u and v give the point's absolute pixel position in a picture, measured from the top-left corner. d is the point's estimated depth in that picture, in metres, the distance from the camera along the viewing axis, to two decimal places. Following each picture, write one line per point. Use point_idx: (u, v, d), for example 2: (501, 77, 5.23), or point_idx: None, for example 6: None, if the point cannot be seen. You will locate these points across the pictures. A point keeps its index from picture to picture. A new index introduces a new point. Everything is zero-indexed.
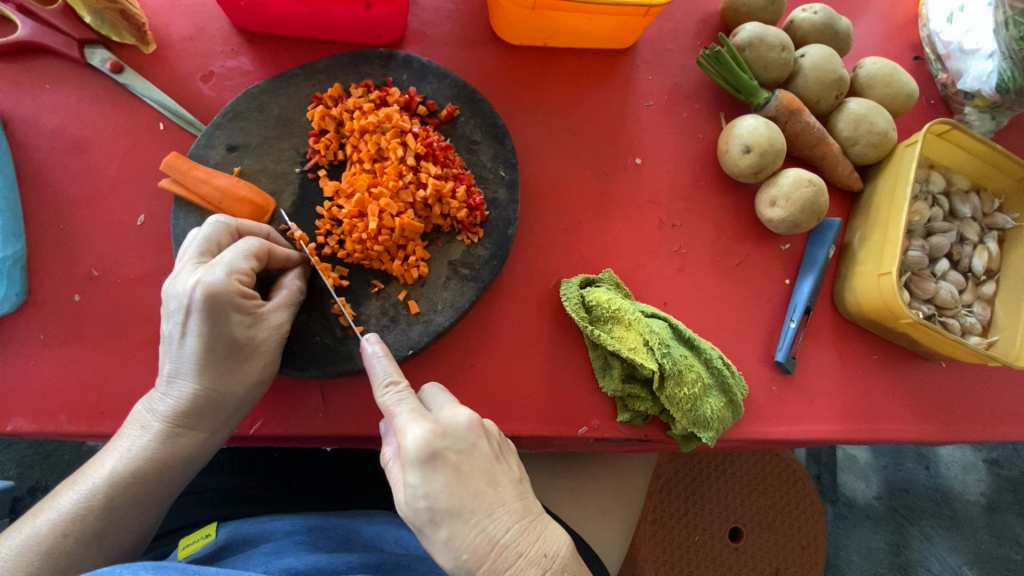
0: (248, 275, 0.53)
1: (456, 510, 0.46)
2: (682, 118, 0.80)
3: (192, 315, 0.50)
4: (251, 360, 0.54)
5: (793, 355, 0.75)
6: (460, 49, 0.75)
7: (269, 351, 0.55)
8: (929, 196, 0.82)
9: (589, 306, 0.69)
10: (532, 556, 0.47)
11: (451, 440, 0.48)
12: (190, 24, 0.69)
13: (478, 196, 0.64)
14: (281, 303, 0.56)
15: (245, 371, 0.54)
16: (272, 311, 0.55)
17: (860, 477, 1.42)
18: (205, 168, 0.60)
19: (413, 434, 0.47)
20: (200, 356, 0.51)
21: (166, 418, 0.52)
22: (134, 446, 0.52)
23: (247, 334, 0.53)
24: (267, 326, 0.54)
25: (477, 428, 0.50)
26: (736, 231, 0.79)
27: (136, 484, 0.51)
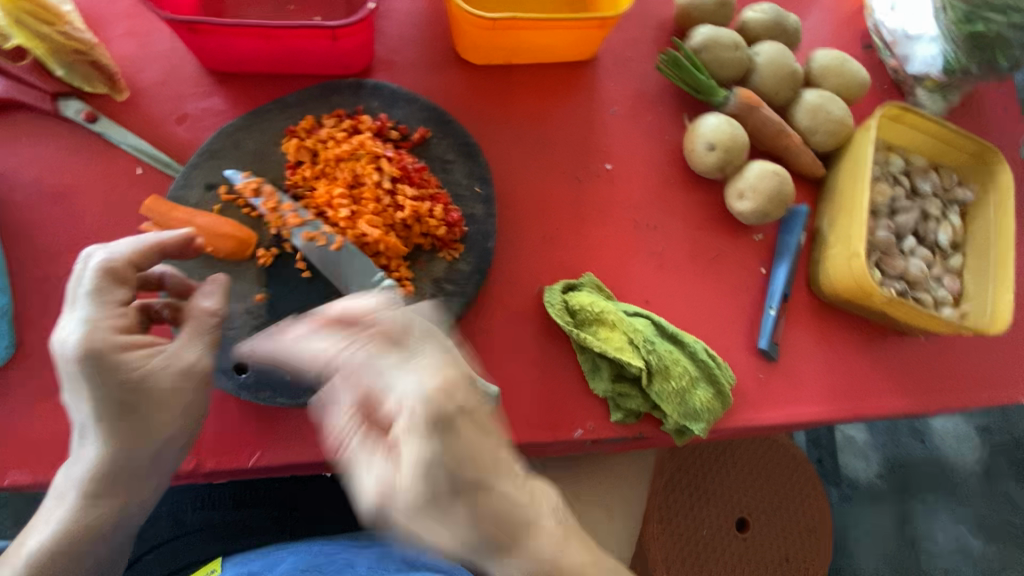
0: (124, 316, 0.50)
1: (367, 468, 0.47)
2: (648, 122, 0.83)
3: (75, 375, 0.47)
4: (159, 409, 0.51)
5: (775, 341, 0.78)
6: (428, 73, 0.78)
7: (179, 391, 0.51)
8: (890, 177, 0.85)
9: (573, 311, 0.71)
10: (424, 533, 0.47)
11: (397, 424, 0.46)
12: (161, 70, 0.70)
13: (455, 213, 0.66)
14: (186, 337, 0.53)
15: (153, 421, 0.51)
16: (178, 349, 0.52)
17: (860, 457, 1.44)
18: (185, 208, 0.61)
19: (365, 389, 0.47)
20: (95, 413, 0.49)
21: (83, 480, 0.51)
22: (55, 519, 0.52)
23: (144, 382, 0.49)
24: (169, 367, 0.51)
25: (435, 421, 0.45)
26: (709, 226, 0.81)
27: (68, 551, 0.52)
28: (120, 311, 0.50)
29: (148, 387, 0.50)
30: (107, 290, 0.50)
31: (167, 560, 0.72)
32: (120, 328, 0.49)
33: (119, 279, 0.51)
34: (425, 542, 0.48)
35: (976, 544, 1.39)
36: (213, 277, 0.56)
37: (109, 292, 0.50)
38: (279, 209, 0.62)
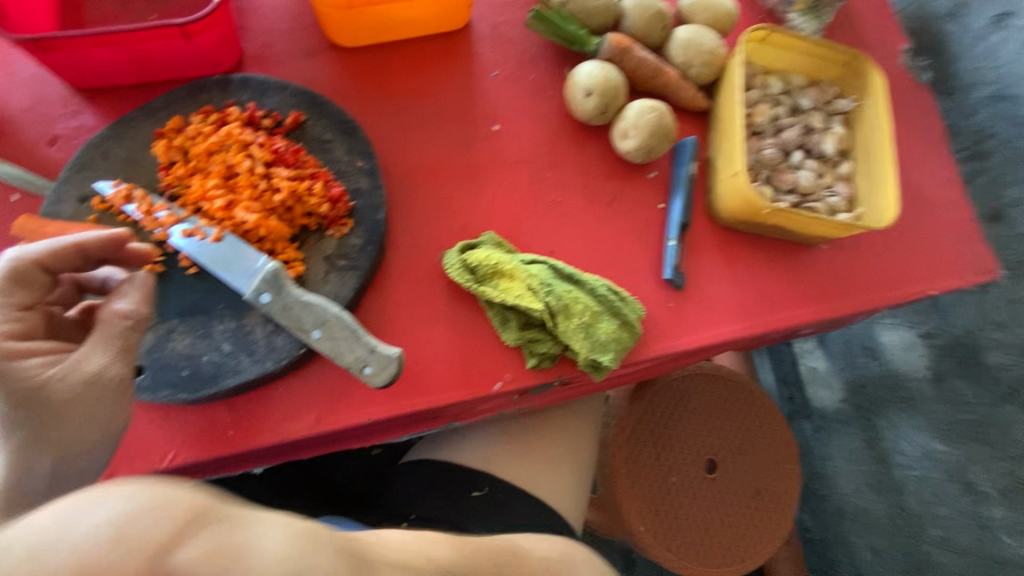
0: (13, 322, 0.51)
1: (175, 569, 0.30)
2: (530, 79, 0.85)
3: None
4: (61, 419, 0.49)
5: (680, 270, 0.80)
6: (303, 63, 0.79)
7: (81, 400, 0.50)
8: (770, 98, 0.88)
9: (473, 268, 0.73)
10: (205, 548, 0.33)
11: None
12: (28, 96, 0.70)
13: (336, 189, 0.67)
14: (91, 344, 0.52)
15: (52, 433, 0.48)
16: (79, 356, 0.51)
17: (824, 387, 1.59)
18: (58, 223, 0.61)
19: None
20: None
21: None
22: None
23: (41, 391, 0.48)
24: (68, 375, 0.50)
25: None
26: (604, 171, 0.83)
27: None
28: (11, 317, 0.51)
29: (42, 395, 0.48)
30: (9, 297, 0.51)
31: None
32: (13, 336, 0.50)
33: (27, 284, 0.52)
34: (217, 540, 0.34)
35: (939, 448, 1.24)
36: (129, 278, 0.55)
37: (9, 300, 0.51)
38: (153, 211, 0.63)
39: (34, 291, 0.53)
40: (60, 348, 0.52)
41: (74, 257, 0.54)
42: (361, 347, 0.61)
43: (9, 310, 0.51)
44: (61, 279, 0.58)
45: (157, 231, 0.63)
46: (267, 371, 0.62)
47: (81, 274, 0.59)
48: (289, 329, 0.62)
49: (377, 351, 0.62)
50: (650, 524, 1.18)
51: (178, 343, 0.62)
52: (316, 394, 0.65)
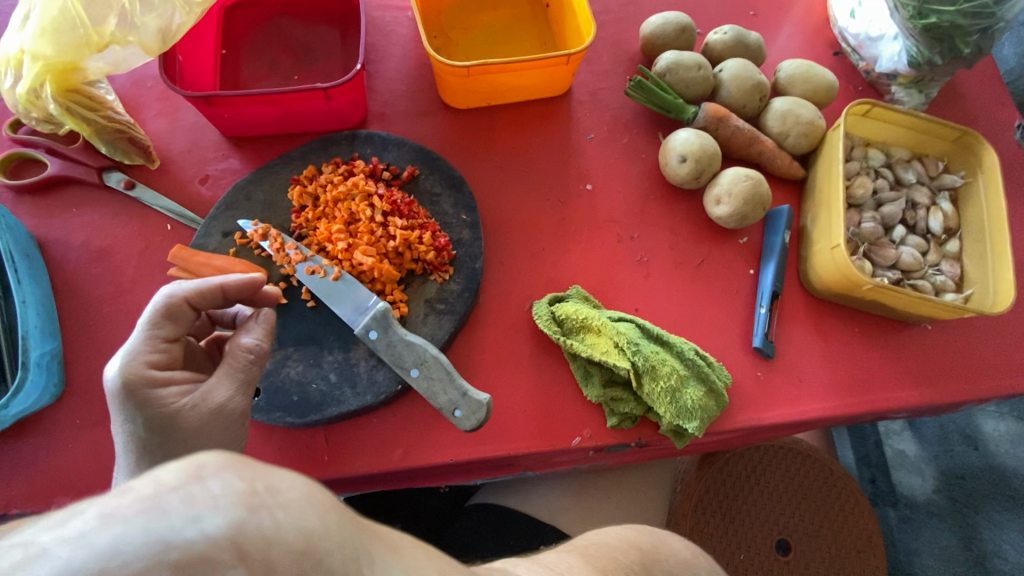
0: (160, 351, 0.55)
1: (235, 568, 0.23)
2: (623, 143, 0.89)
3: (116, 407, 0.52)
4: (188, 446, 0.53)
5: (770, 339, 0.78)
6: (417, 120, 0.86)
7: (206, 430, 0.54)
8: (871, 170, 0.87)
9: (560, 321, 0.75)
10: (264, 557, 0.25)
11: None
12: (188, 141, 0.82)
13: (442, 238, 0.72)
14: (221, 375, 0.56)
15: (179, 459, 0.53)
16: (210, 388, 0.55)
17: (915, 473, 1.38)
18: (204, 253, 0.69)
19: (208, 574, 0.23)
20: (136, 447, 0.52)
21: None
22: None
23: (177, 418, 0.52)
24: (200, 406, 0.53)
25: None
26: (693, 234, 0.84)
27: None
28: (157, 346, 0.55)
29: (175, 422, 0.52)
30: (159, 329, 0.55)
31: None
32: (158, 365, 0.54)
33: (176, 318, 0.56)
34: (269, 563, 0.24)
35: None
36: (254, 315, 0.60)
37: (160, 331, 0.55)
38: (284, 248, 0.70)
39: (180, 323, 0.56)
40: (193, 378, 0.56)
41: (217, 296, 0.58)
42: (454, 390, 0.65)
43: (157, 342, 0.55)
44: (202, 314, 0.65)
45: (285, 266, 0.70)
46: (366, 404, 0.66)
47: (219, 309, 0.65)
48: (389, 365, 0.66)
49: (468, 396, 0.65)
50: None
51: (291, 369, 0.67)
52: (406, 429, 0.68)
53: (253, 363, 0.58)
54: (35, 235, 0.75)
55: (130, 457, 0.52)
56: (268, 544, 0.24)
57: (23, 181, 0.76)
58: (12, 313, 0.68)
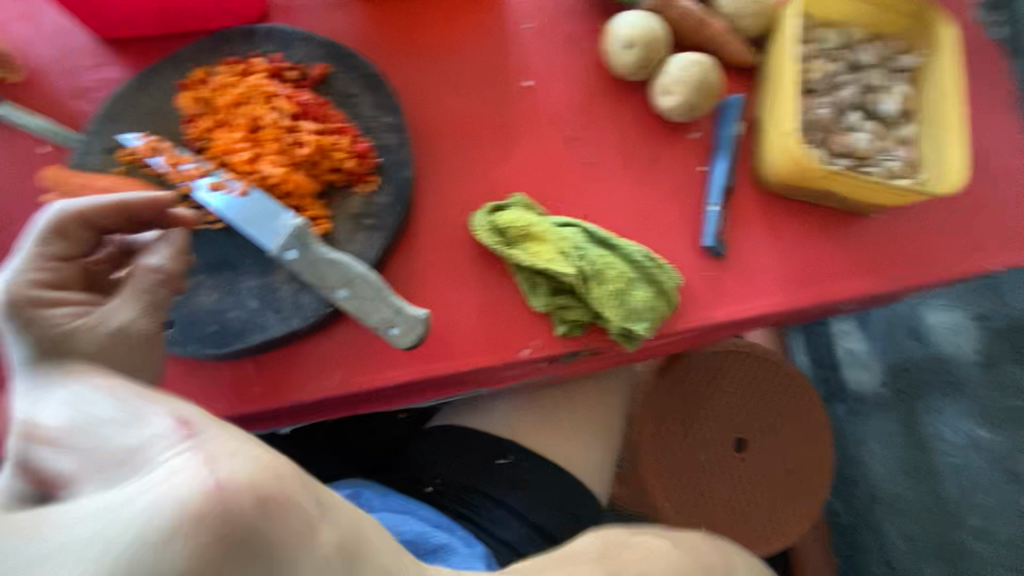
0: (50, 273, 0.50)
1: None
2: (565, 32, 0.80)
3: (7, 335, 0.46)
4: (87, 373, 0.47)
5: (722, 237, 0.76)
6: (328, 13, 0.75)
7: (109, 354, 0.48)
8: (827, 53, 0.81)
9: (502, 230, 0.69)
10: None
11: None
12: (56, 46, 0.69)
13: (362, 144, 0.65)
14: (125, 298, 0.52)
15: None
16: (111, 310, 0.50)
17: (863, 369, 1.47)
18: (83, 174, 0.60)
19: None
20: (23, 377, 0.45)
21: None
22: None
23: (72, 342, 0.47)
24: (99, 327, 0.49)
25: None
26: (642, 130, 0.78)
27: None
28: (44, 267, 0.49)
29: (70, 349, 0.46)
30: (45, 248, 0.50)
31: None
32: (46, 285, 0.49)
33: (69, 237, 0.52)
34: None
35: (985, 435, 1.29)
36: (164, 236, 0.56)
37: (47, 252, 0.50)
38: (178, 163, 0.61)
39: (74, 244, 0.52)
40: (90, 301, 0.51)
41: (118, 215, 0.53)
42: (388, 308, 0.60)
43: (45, 263, 0.50)
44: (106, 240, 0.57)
45: (182, 184, 0.62)
46: (293, 330, 0.61)
47: (125, 238, 0.59)
48: (314, 287, 0.61)
49: (404, 312, 0.60)
50: (676, 497, 1.18)
51: (205, 298, 0.61)
52: (342, 353, 0.64)
53: (163, 289, 0.54)
54: None
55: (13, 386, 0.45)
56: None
57: None
58: None
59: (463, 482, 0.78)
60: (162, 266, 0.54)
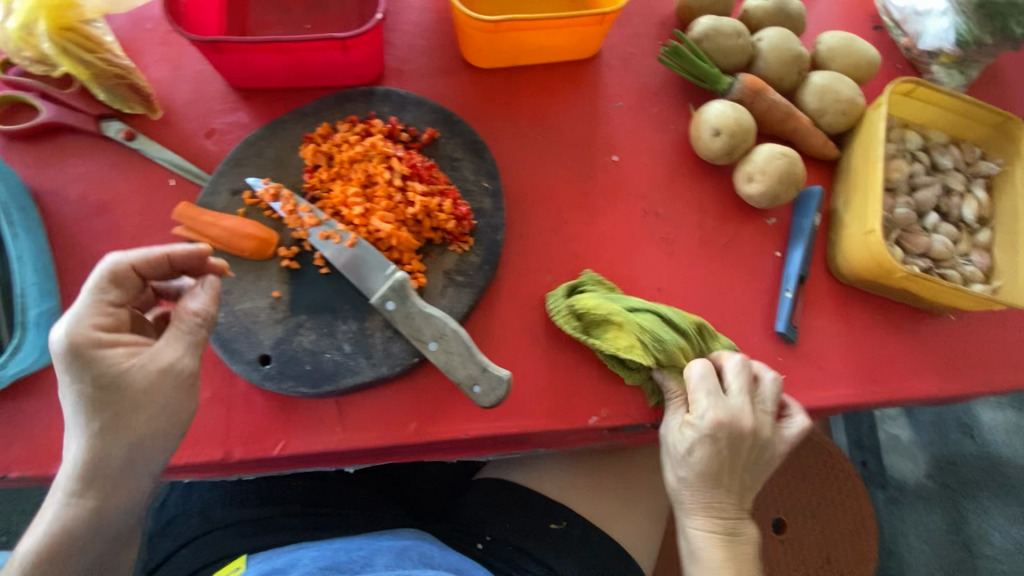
0: (110, 314, 0.54)
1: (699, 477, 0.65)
2: (653, 113, 0.84)
3: (66, 373, 0.51)
4: (133, 407, 0.52)
5: (795, 324, 0.76)
6: (436, 80, 0.81)
7: (150, 393, 0.53)
8: (907, 154, 0.83)
9: (580, 314, 0.71)
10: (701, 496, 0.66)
11: (712, 438, 0.63)
12: (191, 90, 0.76)
13: (463, 207, 0.69)
14: (172, 338, 0.55)
15: (129, 419, 0.52)
16: (157, 351, 0.54)
17: (908, 459, 1.38)
18: (212, 213, 0.65)
19: (705, 409, 0.63)
20: (83, 409, 0.51)
21: (68, 477, 0.52)
22: (47, 521, 0.52)
23: (124, 378, 0.52)
24: (143, 367, 0.53)
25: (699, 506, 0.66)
26: (721, 212, 0.81)
27: (58, 558, 0.52)
28: (105, 310, 0.53)
29: (123, 384, 0.52)
30: (105, 295, 0.54)
31: (187, 561, 0.73)
32: (105, 328, 0.53)
33: (122, 285, 0.55)
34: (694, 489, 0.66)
35: None
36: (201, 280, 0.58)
37: (108, 298, 0.54)
38: (297, 211, 0.66)
39: (128, 292, 0.55)
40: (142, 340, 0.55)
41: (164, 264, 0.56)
42: (474, 365, 0.62)
43: (105, 306, 0.53)
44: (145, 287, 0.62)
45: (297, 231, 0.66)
46: (381, 376, 0.64)
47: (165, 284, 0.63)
48: (406, 337, 0.64)
49: (489, 371, 0.62)
50: None
51: (303, 338, 0.64)
52: (420, 404, 0.66)
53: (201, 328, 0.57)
54: (30, 185, 0.70)
55: (78, 416, 0.51)
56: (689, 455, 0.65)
57: (14, 127, 0.70)
58: (9, 268, 0.64)
59: (515, 542, 0.78)
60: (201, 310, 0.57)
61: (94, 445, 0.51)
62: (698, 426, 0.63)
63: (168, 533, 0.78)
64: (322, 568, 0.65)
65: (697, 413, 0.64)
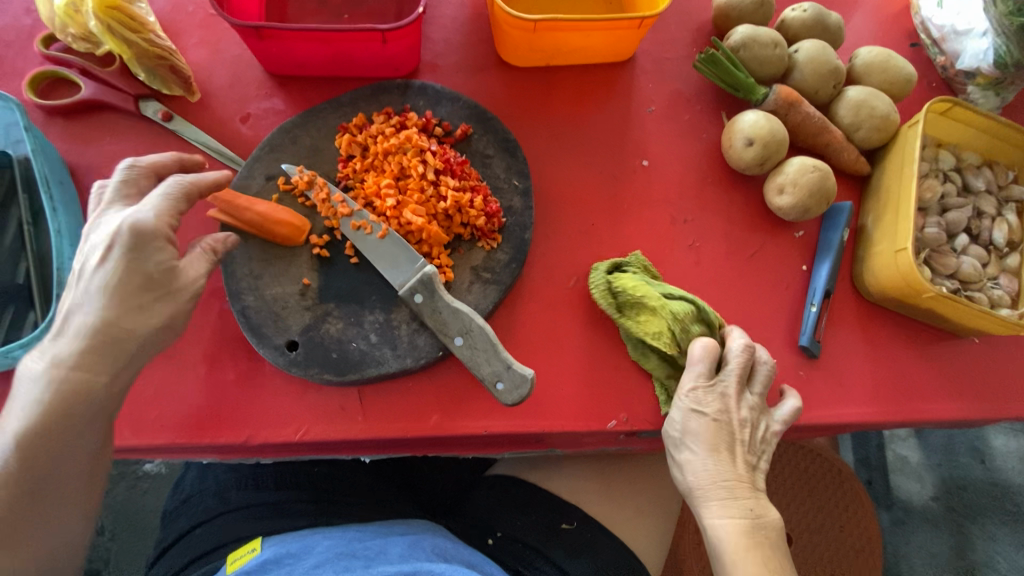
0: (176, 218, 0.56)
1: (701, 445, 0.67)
2: (684, 120, 0.84)
3: (114, 253, 0.52)
4: (164, 301, 0.55)
5: (817, 339, 0.76)
6: (470, 76, 0.82)
7: (175, 298, 0.55)
8: (939, 173, 0.82)
9: (616, 292, 0.72)
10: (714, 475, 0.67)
11: (705, 410, 0.68)
12: (229, 74, 0.76)
13: (494, 204, 0.69)
14: (205, 255, 0.58)
15: (154, 311, 0.54)
16: (192, 261, 0.57)
17: (915, 480, 1.37)
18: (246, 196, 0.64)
19: (691, 382, 0.68)
20: (117, 284, 0.52)
21: (72, 349, 0.51)
22: (36, 393, 0.51)
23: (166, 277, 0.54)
24: (184, 275, 0.56)
25: (710, 481, 0.67)
26: (748, 222, 0.81)
27: (42, 436, 0.51)
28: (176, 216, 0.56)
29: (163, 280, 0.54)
30: (178, 204, 0.56)
31: (202, 540, 0.74)
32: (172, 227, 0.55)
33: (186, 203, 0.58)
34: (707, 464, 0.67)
35: None
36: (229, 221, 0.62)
37: (171, 210, 0.55)
38: (330, 199, 0.66)
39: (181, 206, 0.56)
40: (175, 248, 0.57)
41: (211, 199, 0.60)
42: (498, 363, 0.63)
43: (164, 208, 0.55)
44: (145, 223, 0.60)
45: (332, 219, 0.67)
46: (405, 368, 0.64)
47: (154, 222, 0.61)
48: (432, 330, 0.64)
49: (513, 369, 0.63)
50: None
51: (330, 326, 0.65)
52: (440, 398, 0.67)
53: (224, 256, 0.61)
54: (68, 161, 0.71)
55: (105, 292, 0.52)
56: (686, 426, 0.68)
57: (54, 102, 0.71)
58: (43, 241, 0.65)
59: (524, 540, 0.79)
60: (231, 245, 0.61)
61: (116, 321, 0.52)
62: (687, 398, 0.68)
63: (183, 511, 0.80)
64: (338, 554, 0.67)
65: (686, 387, 0.68)
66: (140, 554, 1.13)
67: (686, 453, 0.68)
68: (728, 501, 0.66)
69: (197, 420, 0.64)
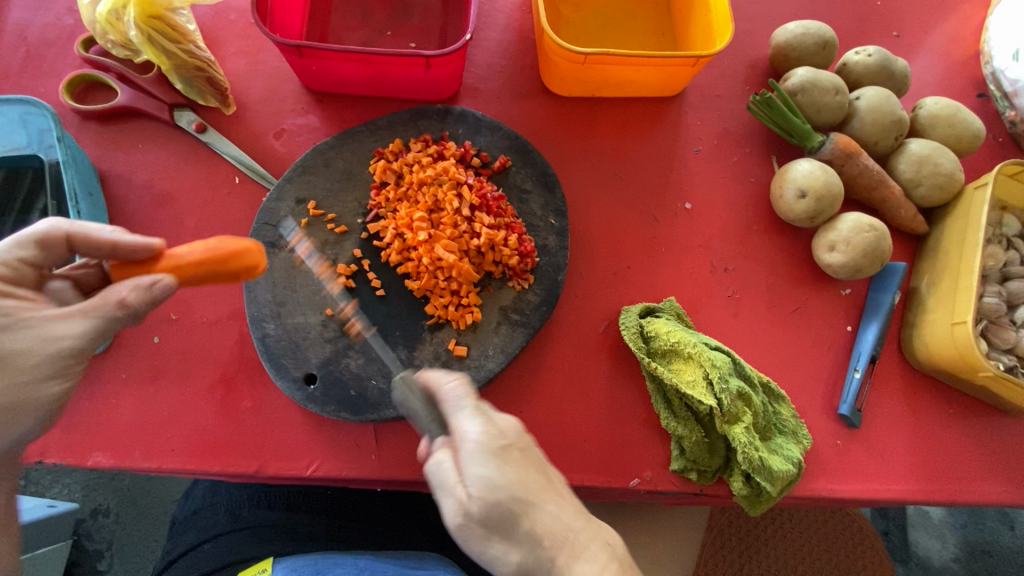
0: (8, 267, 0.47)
1: (528, 499, 0.46)
2: (732, 161, 0.80)
3: None
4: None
5: (858, 407, 0.72)
6: (511, 102, 0.79)
7: (14, 364, 0.44)
8: (1002, 239, 0.77)
9: (647, 337, 0.69)
10: (601, 542, 0.47)
11: (507, 438, 0.49)
12: (266, 86, 0.74)
13: (529, 244, 0.66)
14: (73, 310, 0.46)
15: None
16: (49, 322, 0.45)
17: (936, 537, 1.31)
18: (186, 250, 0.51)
19: (474, 423, 0.48)
20: None
21: None
22: None
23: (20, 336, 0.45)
24: (34, 334, 0.45)
25: (568, 539, 0.46)
26: (792, 276, 0.77)
27: None
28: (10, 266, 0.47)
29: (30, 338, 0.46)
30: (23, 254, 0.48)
31: (210, 556, 0.72)
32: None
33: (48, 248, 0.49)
34: (573, 523, 0.47)
35: None
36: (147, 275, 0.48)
37: (2, 259, 0.47)
38: None
39: (51, 258, 0.49)
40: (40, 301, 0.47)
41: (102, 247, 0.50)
42: None
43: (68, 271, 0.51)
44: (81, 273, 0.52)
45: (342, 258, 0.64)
46: None
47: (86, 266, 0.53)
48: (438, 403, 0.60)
49: None
50: None
51: (350, 361, 0.63)
52: None
53: (122, 320, 0.47)
54: (99, 166, 0.70)
55: None
56: (540, 463, 0.50)
57: (89, 106, 0.70)
58: None
59: None
60: (158, 288, 0.48)
61: None
62: (466, 427, 0.48)
63: (191, 524, 0.77)
64: None
65: (468, 415, 0.49)
66: (135, 547, 1.12)
67: (555, 508, 0.47)
68: (551, 543, 0.46)
69: (207, 446, 0.62)
